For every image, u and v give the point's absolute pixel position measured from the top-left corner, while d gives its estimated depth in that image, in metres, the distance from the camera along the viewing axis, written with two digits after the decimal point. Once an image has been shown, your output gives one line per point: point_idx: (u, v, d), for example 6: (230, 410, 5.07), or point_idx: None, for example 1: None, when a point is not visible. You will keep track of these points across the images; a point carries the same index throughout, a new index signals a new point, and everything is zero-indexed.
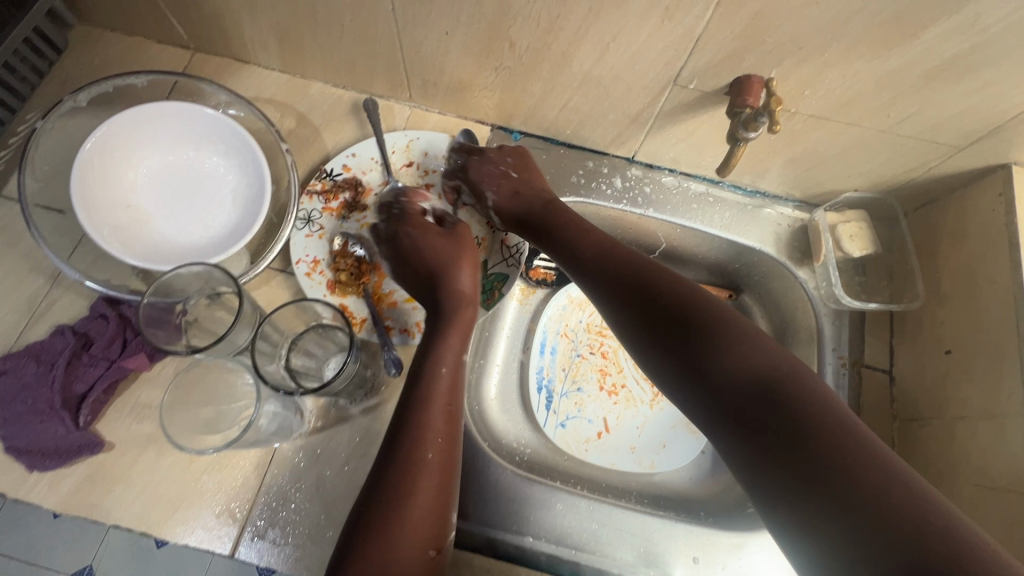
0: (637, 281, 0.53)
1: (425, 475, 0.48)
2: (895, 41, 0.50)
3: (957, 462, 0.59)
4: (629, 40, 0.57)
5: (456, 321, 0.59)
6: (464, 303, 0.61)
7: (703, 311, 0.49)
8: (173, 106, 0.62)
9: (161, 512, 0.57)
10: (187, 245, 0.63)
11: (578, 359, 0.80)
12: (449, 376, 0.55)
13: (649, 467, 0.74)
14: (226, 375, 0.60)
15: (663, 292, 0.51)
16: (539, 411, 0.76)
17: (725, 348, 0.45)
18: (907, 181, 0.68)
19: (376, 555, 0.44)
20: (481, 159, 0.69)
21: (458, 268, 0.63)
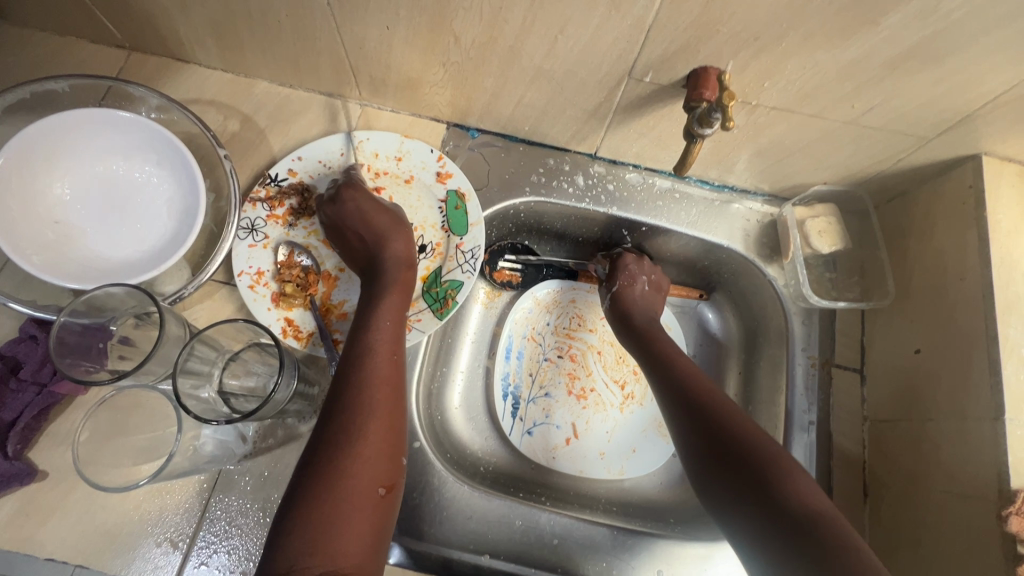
0: (688, 385, 0.58)
1: (369, 418, 0.46)
2: (856, 29, 0.46)
3: (925, 466, 0.56)
4: (577, 32, 0.53)
5: (394, 281, 0.58)
6: (399, 260, 0.60)
7: (743, 422, 0.54)
8: (96, 115, 0.59)
9: (98, 543, 0.55)
10: (119, 262, 0.59)
11: (545, 363, 0.77)
12: (389, 324, 0.54)
13: (619, 473, 0.71)
14: (154, 404, 0.57)
15: (708, 397, 0.57)
16: (505, 419, 0.73)
17: (762, 458, 0.50)
18: (877, 173, 0.65)
19: (319, 505, 0.41)
20: (637, 262, 0.73)
21: (392, 235, 0.61)
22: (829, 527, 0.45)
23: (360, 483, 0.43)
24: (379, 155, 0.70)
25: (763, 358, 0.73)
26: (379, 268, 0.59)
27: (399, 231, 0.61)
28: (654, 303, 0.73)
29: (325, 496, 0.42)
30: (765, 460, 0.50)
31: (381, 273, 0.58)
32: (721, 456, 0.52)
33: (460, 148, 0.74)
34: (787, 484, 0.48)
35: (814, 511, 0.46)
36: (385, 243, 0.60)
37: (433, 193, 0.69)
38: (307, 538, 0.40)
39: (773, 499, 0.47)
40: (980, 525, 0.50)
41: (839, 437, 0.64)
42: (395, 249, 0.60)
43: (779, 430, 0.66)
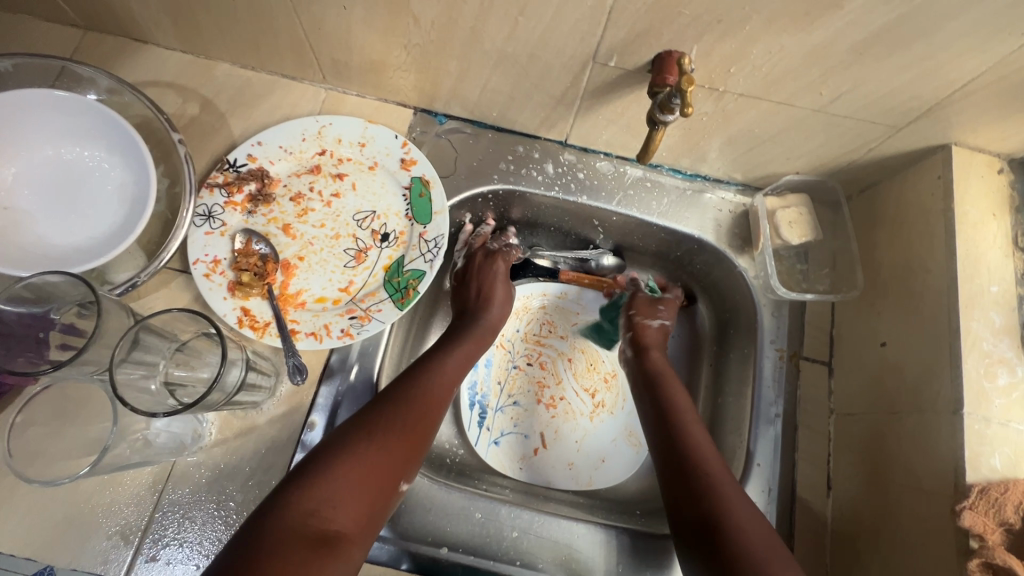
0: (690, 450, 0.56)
1: (407, 412, 0.53)
2: (819, 12, 0.45)
3: (887, 461, 0.56)
4: (537, 14, 0.51)
5: (472, 338, 0.66)
6: (445, 376, 0.59)
7: (739, 503, 0.50)
8: (41, 96, 0.56)
9: (47, 536, 0.54)
10: (67, 249, 0.57)
11: (515, 371, 0.77)
12: (442, 380, 0.58)
13: (587, 484, 0.70)
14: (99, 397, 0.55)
15: (707, 466, 0.54)
16: (471, 429, 0.72)
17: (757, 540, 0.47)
18: (849, 163, 0.64)
19: (339, 470, 0.46)
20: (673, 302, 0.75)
21: (495, 303, 0.71)
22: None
23: (358, 518, 0.45)
24: (342, 141, 0.68)
25: (732, 352, 0.72)
26: (419, 372, 0.58)
27: (464, 346, 0.64)
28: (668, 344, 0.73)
29: (343, 467, 0.46)
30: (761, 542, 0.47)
31: (417, 380, 0.56)
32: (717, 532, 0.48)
33: (427, 134, 0.72)
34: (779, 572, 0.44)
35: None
36: (445, 358, 0.61)
37: (397, 180, 0.67)
38: (326, 492, 0.44)
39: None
40: (934, 517, 0.50)
41: (804, 430, 0.64)
42: (445, 372, 0.59)
43: (745, 422, 0.66)
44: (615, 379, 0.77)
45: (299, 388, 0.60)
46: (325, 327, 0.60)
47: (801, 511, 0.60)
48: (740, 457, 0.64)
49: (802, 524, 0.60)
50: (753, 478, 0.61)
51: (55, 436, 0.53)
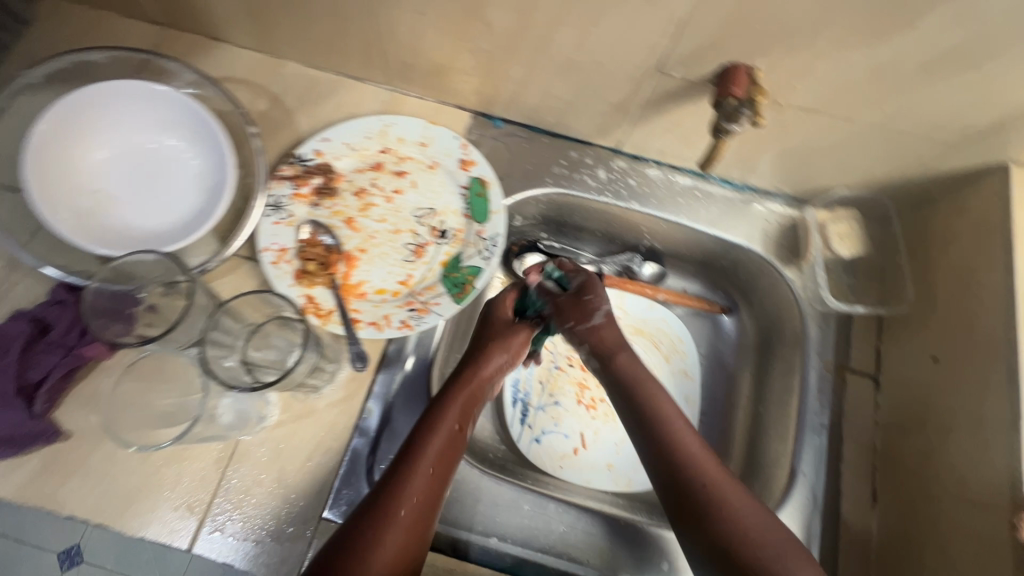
0: (683, 472, 0.51)
1: (392, 525, 0.46)
2: (892, 30, 0.46)
3: (940, 475, 0.56)
4: (610, 24, 0.54)
5: (457, 400, 0.57)
6: (430, 461, 0.51)
7: (733, 500, 0.49)
8: (133, 87, 0.60)
9: (117, 504, 0.56)
10: (148, 232, 0.60)
11: (557, 371, 0.78)
12: (428, 467, 0.51)
13: (626, 487, 0.71)
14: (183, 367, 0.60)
15: (705, 476, 0.51)
16: (514, 426, 0.74)
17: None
18: (903, 179, 0.65)
19: None
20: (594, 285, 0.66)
21: (485, 359, 0.62)
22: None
23: None
24: (404, 140, 0.70)
25: (775, 361, 0.73)
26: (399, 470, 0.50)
27: (448, 415, 0.55)
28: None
29: None
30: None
31: (407, 468, 0.50)
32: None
33: (484, 136, 0.75)
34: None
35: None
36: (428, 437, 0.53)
37: (456, 179, 0.69)
38: None
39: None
40: (986, 531, 0.51)
41: (849, 442, 0.64)
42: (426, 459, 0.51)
43: (789, 432, 0.67)
44: None
45: (357, 375, 0.62)
46: (385, 318, 0.63)
47: (847, 521, 0.61)
48: (784, 465, 0.65)
49: (847, 534, 0.61)
50: (799, 485, 0.62)
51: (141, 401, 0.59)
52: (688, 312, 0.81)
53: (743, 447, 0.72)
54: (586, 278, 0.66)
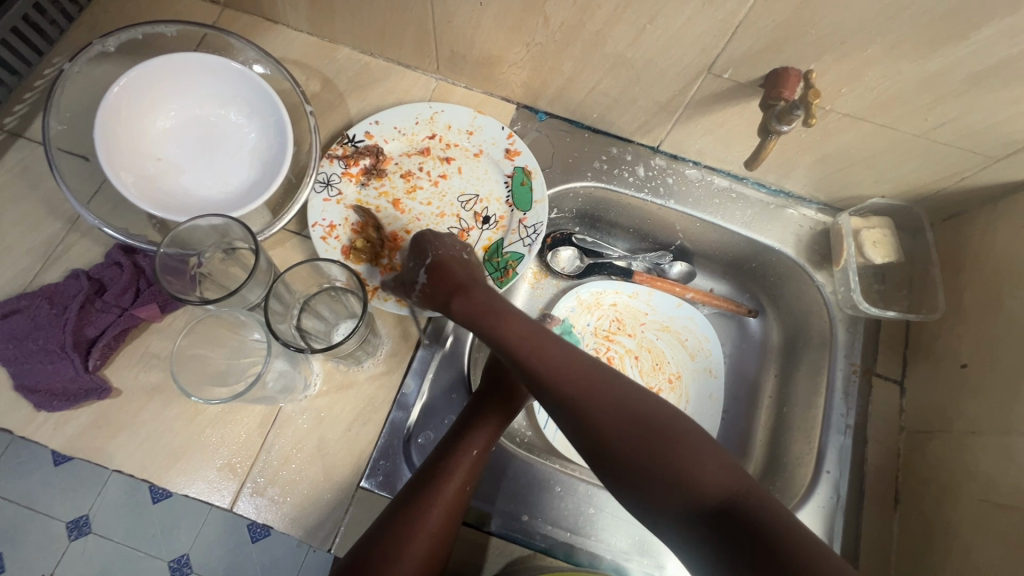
0: (545, 374, 0.50)
1: (417, 534, 0.50)
2: (944, 42, 0.48)
3: (964, 477, 0.58)
4: (666, 23, 0.55)
5: (485, 431, 0.57)
6: (459, 478, 0.54)
7: (571, 380, 0.50)
8: (201, 60, 0.62)
9: (163, 461, 0.58)
10: (205, 200, 0.62)
11: None
12: (456, 484, 0.53)
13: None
14: (235, 331, 0.60)
15: (551, 368, 0.51)
16: (540, 412, 0.74)
17: (662, 455, 0.46)
18: (937, 190, 0.67)
19: None
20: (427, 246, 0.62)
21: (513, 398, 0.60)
22: (748, 501, 0.43)
23: None
24: (452, 127, 0.72)
25: (801, 363, 0.74)
26: (420, 494, 0.52)
27: (476, 445, 0.56)
28: (460, 265, 0.61)
29: None
30: (668, 464, 0.45)
31: (436, 482, 0.53)
32: (631, 485, 0.47)
33: (527, 129, 0.77)
34: (688, 475, 0.45)
35: (730, 489, 0.44)
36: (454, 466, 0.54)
37: (500, 168, 0.71)
38: None
39: (696, 506, 0.44)
40: (1009, 532, 0.52)
41: (873, 443, 0.66)
42: (451, 484, 0.53)
43: (813, 432, 0.68)
44: (680, 381, 0.76)
45: (398, 351, 0.64)
46: None
47: (868, 520, 0.63)
48: (808, 464, 0.67)
49: (868, 533, 0.62)
50: (823, 483, 0.64)
51: (197, 357, 0.59)
52: (714, 312, 0.82)
53: (765, 446, 0.74)
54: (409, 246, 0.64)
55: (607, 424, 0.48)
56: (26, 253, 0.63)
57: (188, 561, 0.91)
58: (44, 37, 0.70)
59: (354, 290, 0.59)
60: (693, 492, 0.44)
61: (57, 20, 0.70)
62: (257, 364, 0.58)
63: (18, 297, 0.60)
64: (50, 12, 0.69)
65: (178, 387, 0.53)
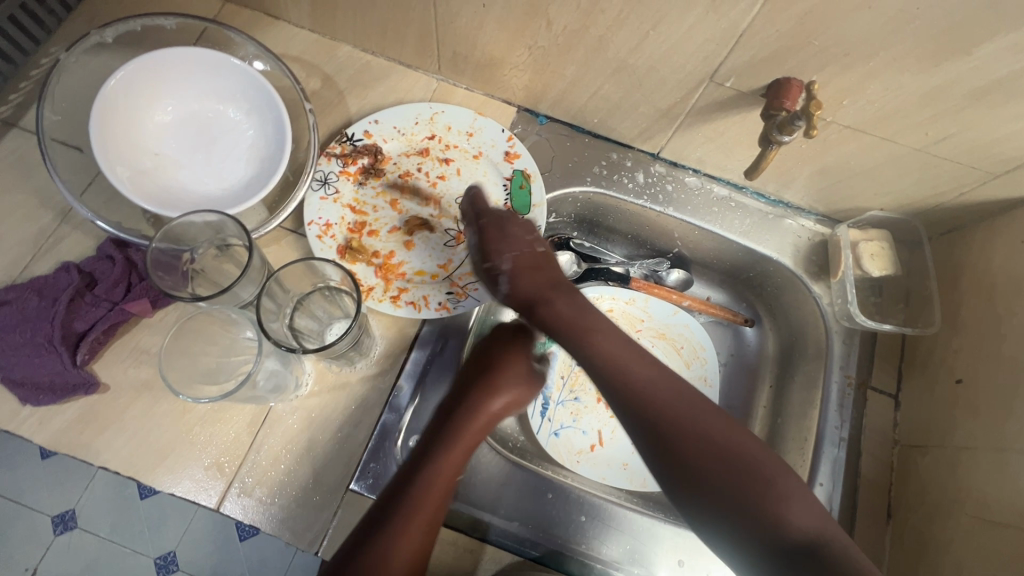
0: (636, 391, 0.52)
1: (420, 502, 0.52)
2: (946, 56, 0.48)
3: (957, 493, 0.57)
4: (670, 29, 0.55)
5: (470, 427, 0.58)
6: (460, 450, 0.56)
7: (667, 399, 0.52)
8: (201, 54, 0.61)
9: (150, 459, 0.57)
10: (201, 196, 0.62)
11: (578, 368, 0.78)
12: (457, 455, 0.56)
13: (641, 485, 0.71)
14: (227, 329, 0.59)
15: (642, 385, 0.53)
16: (533, 417, 0.74)
17: (750, 491, 0.48)
18: (936, 205, 0.67)
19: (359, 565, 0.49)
20: (503, 228, 0.62)
21: (500, 389, 0.62)
22: (828, 545, 0.46)
23: None
24: (452, 128, 0.72)
25: (797, 374, 0.74)
26: (407, 493, 0.53)
27: (460, 441, 0.57)
28: (541, 265, 0.62)
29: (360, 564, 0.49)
30: (756, 501, 0.48)
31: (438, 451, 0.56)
32: (713, 514, 0.49)
33: (528, 132, 0.76)
34: (774, 514, 0.47)
35: (813, 531, 0.47)
36: (439, 462, 0.55)
37: (499, 170, 0.71)
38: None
39: (779, 544, 0.46)
40: (1001, 548, 0.51)
41: (866, 456, 0.66)
42: (438, 481, 0.54)
43: (807, 444, 0.68)
44: None
45: (392, 352, 0.63)
46: (423, 299, 0.64)
47: (859, 534, 0.62)
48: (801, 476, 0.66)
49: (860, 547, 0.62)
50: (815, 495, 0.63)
51: (188, 355, 0.58)
52: (710, 320, 0.82)
53: None
54: (482, 236, 0.62)
55: (700, 450, 0.50)
56: (16, 244, 0.62)
57: (173, 559, 0.98)
58: (41, 26, 0.69)
59: (349, 290, 0.59)
60: (778, 531, 0.47)
61: (56, 9, 0.70)
62: (247, 363, 0.58)
63: (6, 288, 0.59)
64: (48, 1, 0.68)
65: (166, 384, 0.53)
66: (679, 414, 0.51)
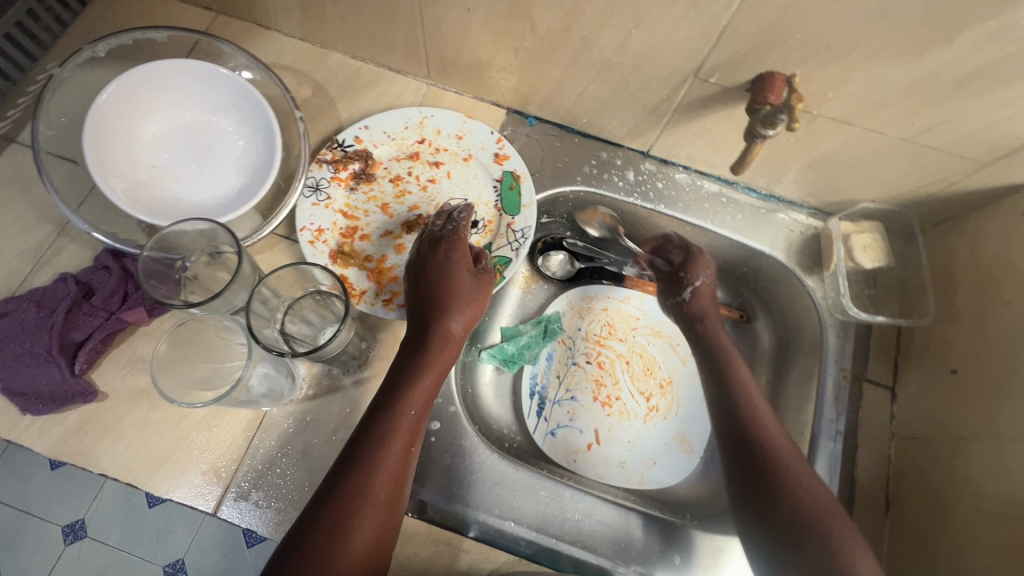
0: (748, 417, 0.59)
1: (377, 481, 0.49)
2: (927, 46, 0.48)
3: (955, 484, 0.57)
4: (652, 27, 0.55)
5: (436, 359, 0.57)
6: (410, 419, 0.53)
7: (774, 433, 0.58)
8: (190, 66, 0.62)
9: (149, 465, 0.58)
10: (194, 205, 0.63)
11: (574, 367, 0.78)
12: (409, 422, 0.53)
13: (638, 483, 0.71)
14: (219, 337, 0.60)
15: (759, 415, 0.59)
16: (530, 417, 0.74)
17: (822, 542, 0.50)
18: (927, 195, 0.66)
19: (312, 553, 0.46)
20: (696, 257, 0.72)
21: (453, 309, 0.60)
22: None
23: None
24: (441, 132, 0.73)
25: (792, 369, 0.74)
26: (378, 429, 0.52)
27: (424, 377, 0.56)
28: (712, 299, 0.72)
29: (313, 552, 0.46)
30: (830, 545, 0.50)
31: (387, 421, 0.52)
32: (781, 541, 0.52)
33: (518, 133, 0.77)
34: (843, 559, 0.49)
35: None
36: (408, 398, 0.54)
37: (489, 172, 0.72)
38: None
39: None
40: (1000, 539, 0.51)
41: (863, 449, 0.65)
42: (406, 418, 0.53)
43: (804, 439, 0.68)
44: (671, 386, 0.77)
45: (384, 355, 0.64)
46: None
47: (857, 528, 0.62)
48: None
49: None
50: None
51: (182, 363, 0.59)
52: None
53: None
54: (683, 256, 0.73)
55: (801, 491, 0.53)
56: (16, 256, 0.64)
57: None
58: (38, 43, 0.70)
59: (338, 294, 0.60)
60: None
61: (51, 26, 0.71)
62: (237, 369, 0.59)
63: (7, 299, 0.61)
64: (44, 19, 0.70)
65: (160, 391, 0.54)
66: (782, 451, 0.56)
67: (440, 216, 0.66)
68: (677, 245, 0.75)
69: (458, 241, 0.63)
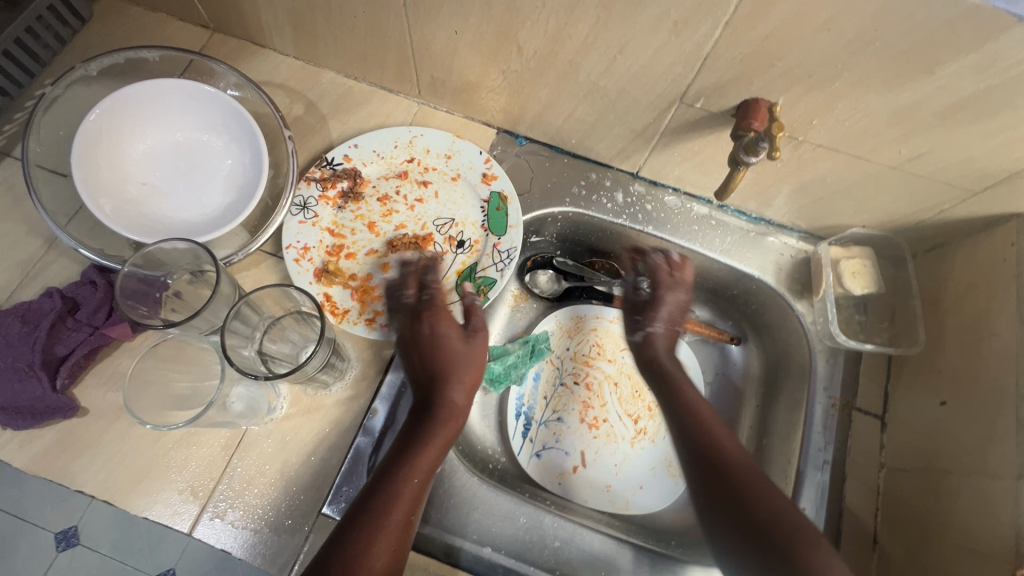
0: (699, 429, 0.63)
1: (376, 545, 0.48)
2: (910, 76, 0.48)
3: (941, 520, 0.56)
4: (635, 54, 0.56)
5: (440, 428, 0.58)
6: (415, 482, 0.53)
7: (722, 436, 0.62)
8: (181, 85, 0.63)
9: (126, 482, 0.58)
10: (181, 222, 0.63)
11: (561, 388, 0.77)
12: (416, 482, 0.53)
13: (623, 508, 0.70)
14: (198, 354, 0.60)
15: (707, 422, 0.64)
16: (515, 438, 0.73)
17: (784, 543, 0.52)
18: (917, 222, 0.66)
19: None
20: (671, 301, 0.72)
21: (453, 382, 0.62)
22: None
23: None
24: (430, 151, 0.73)
25: (782, 396, 0.73)
26: (381, 496, 0.51)
27: (431, 445, 0.56)
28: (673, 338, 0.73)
29: None
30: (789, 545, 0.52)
31: (388, 489, 0.52)
32: None
33: (507, 153, 0.77)
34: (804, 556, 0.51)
35: None
36: (414, 465, 0.54)
37: (476, 193, 0.72)
38: None
39: None
40: None
41: (851, 480, 0.64)
42: (410, 484, 0.53)
43: (791, 467, 0.66)
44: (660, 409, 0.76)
45: (365, 374, 0.64)
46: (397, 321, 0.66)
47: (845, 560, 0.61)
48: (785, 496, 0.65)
49: None
50: None
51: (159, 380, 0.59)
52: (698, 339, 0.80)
53: None
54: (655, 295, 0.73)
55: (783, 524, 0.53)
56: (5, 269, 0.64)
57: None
58: (37, 59, 0.72)
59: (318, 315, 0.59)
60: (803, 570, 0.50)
61: (51, 44, 0.73)
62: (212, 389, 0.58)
63: None
64: (43, 37, 0.71)
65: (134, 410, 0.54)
66: (731, 457, 0.60)
67: (410, 283, 0.67)
68: (660, 279, 0.73)
69: (439, 312, 0.66)
